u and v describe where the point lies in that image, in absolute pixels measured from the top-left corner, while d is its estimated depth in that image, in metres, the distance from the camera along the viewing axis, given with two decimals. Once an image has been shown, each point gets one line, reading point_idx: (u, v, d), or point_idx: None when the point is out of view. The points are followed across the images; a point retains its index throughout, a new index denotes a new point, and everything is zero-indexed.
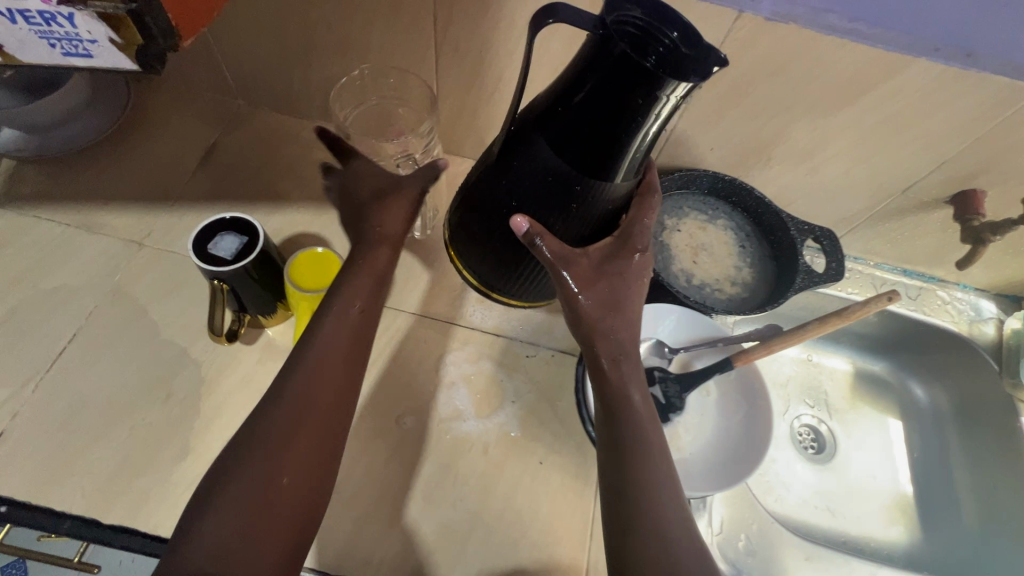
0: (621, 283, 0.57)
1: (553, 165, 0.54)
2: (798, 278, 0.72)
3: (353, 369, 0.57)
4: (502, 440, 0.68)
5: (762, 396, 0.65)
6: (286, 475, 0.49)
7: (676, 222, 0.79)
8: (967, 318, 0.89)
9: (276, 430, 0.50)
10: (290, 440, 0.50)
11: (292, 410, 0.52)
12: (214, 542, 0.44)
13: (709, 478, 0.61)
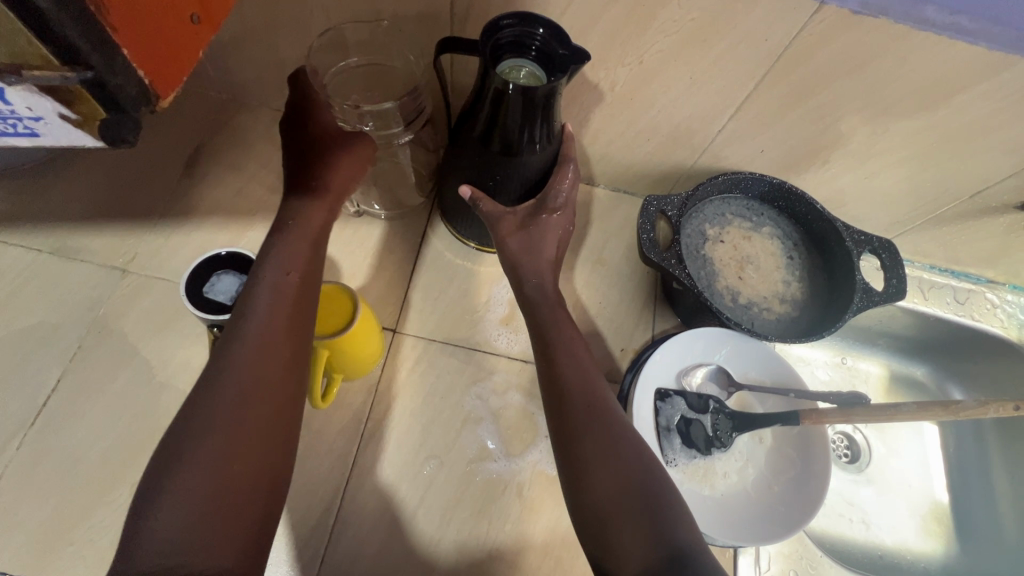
0: (540, 232, 0.62)
1: (472, 161, 0.58)
2: (855, 297, 0.65)
3: (301, 338, 0.49)
4: (536, 480, 0.63)
5: (822, 458, 0.59)
6: (236, 471, 0.41)
7: (718, 232, 0.72)
8: (1018, 323, 0.84)
9: (211, 421, 0.43)
10: (230, 430, 0.43)
11: (224, 395, 0.44)
12: (158, 551, 0.37)
13: (751, 528, 0.57)
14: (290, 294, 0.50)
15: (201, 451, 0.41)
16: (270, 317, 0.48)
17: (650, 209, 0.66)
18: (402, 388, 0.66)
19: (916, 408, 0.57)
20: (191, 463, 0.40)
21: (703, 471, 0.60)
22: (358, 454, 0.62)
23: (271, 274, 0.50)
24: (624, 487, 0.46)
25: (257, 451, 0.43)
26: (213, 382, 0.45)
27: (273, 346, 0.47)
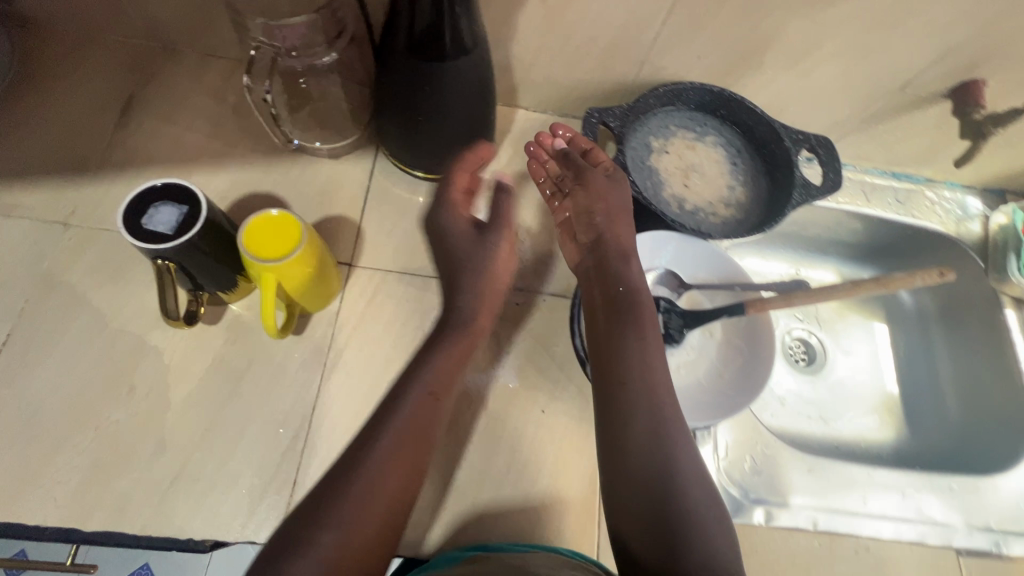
0: (618, 210, 0.62)
1: (403, 73, 0.59)
2: (793, 194, 0.68)
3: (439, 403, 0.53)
4: (500, 393, 0.65)
5: (767, 344, 0.62)
6: (373, 545, 0.45)
7: (663, 143, 0.73)
8: (955, 217, 0.87)
9: (365, 502, 0.45)
10: (375, 507, 0.46)
11: (373, 475, 0.47)
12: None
13: (702, 410, 0.60)
14: (427, 385, 0.53)
15: (341, 527, 0.44)
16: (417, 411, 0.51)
17: (592, 121, 0.68)
18: (363, 317, 0.67)
19: (849, 286, 0.60)
20: (328, 539, 0.43)
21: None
22: (323, 382, 0.63)
23: (435, 348, 0.56)
24: (652, 479, 0.51)
25: (389, 529, 0.47)
26: (361, 466, 0.47)
27: (409, 441, 0.49)
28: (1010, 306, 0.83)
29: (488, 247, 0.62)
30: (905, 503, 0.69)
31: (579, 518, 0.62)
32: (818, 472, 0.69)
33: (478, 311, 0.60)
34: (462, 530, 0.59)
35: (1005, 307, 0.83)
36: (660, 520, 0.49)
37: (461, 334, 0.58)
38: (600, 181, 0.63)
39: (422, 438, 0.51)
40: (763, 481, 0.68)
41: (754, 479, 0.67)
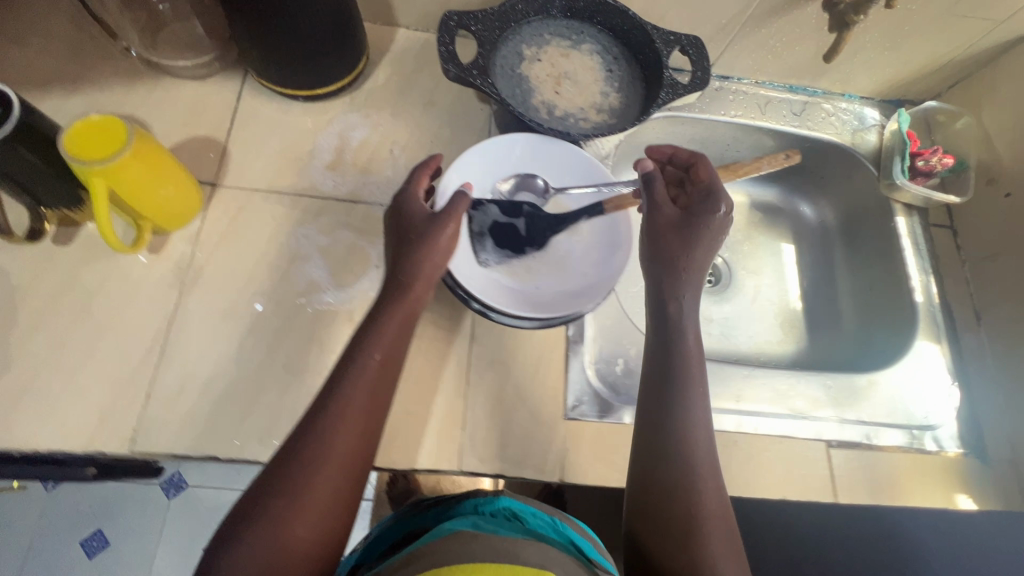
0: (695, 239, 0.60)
1: None
2: (661, 93, 0.67)
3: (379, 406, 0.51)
4: (366, 305, 0.65)
5: (626, 240, 0.63)
6: (317, 516, 0.45)
7: (536, 52, 0.71)
8: (850, 127, 0.87)
9: (311, 467, 0.46)
10: (323, 473, 0.46)
11: (317, 440, 0.47)
12: None
13: (555, 306, 0.61)
14: (368, 382, 0.51)
15: (287, 494, 0.45)
16: (365, 378, 0.51)
17: (452, 23, 0.64)
18: (225, 236, 0.66)
19: (699, 174, 0.59)
20: (273, 512, 0.44)
21: (518, 269, 0.64)
22: (180, 298, 0.62)
23: (377, 328, 0.54)
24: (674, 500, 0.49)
25: (348, 494, 0.47)
26: (308, 430, 0.48)
27: (353, 411, 0.49)
28: (901, 213, 0.82)
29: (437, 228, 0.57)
30: (779, 399, 0.71)
31: (444, 425, 0.61)
32: None
33: (417, 276, 0.56)
34: None
35: (895, 216, 0.83)
36: (668, 523, 0.49)
37: (399, 295, 0.55)
38: (674, 215, 0.60)
39: (372, 410, 0.50)
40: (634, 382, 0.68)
41: (626, 380, 0.68)
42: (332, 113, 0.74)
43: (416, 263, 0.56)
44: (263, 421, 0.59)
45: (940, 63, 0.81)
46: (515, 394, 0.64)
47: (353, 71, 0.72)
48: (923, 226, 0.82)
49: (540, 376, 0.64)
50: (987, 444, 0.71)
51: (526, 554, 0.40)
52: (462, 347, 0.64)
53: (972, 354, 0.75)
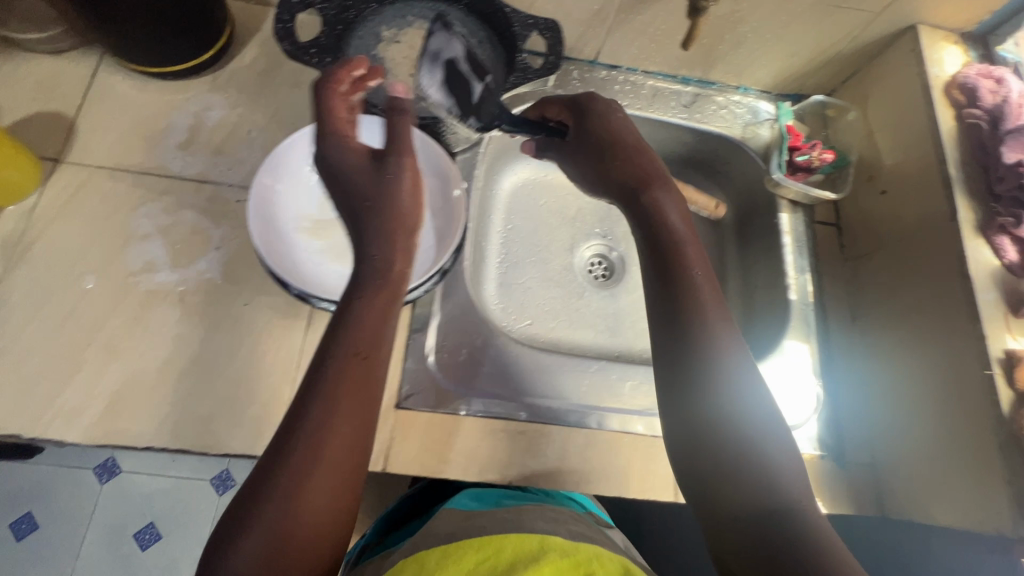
0: (681, 255, 0.55)
1: None
2: (511, 77, 0.66)
3: (371, 390, 0.46)
4: (201, 286, 0.64)
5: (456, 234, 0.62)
6: (327, 506, 0.42)
7: (396, 33, 0.70)
8: (741, 122, 0.85)
9: (299, 487, 0.41)
10: (305, 490, 0.41)
11: (306, 449, 0.42)
12: None
13: None
14: (353, 374, 0.45)
15: (273, 521, 0.40)
16: (346, 385, 0.45)
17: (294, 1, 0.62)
18: (61, 213, 0.64)
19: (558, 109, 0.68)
20: (271, 506, 0.40)
21: (343, 249, 0.61)
22: (5, 275, 0.61)
23: (354, 328, 0.47)
24: (753, 481, 0.45)
25: (349, 490, 0.44)
26: (282, 453, 0.42)
27: (340, 400, 0.44)
28: (786, 210, 0.80)
29: (385, 178, 0.53)
30: (634, 395, 0.69)
31: (265, 409, 0.60)
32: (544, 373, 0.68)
33: (391, 258, 0.51)
34: (135, 417, 0.58)
35: (780, 212, 0.80)
36: (746, 510, 0.44)
37: (373, 280, 0.50)
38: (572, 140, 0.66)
39: (360, 413, 0.45)
40: (478, 371, 0.67)
41: (467, 371, 0.66)
42: (191, 92, 0.72)
43: (403, 218, 0.52)
44: (77, 401, 0.58)
45: (827, 55, 0.79)
46: None
47: (208, 50, 0.71)
48: (806, 222, 0.80)
49: None
50: (845, 446, 0.69)
51: (530, 519, 0.51)
52: (297, 333, 0.64)
53: (840, 355, 0.73)
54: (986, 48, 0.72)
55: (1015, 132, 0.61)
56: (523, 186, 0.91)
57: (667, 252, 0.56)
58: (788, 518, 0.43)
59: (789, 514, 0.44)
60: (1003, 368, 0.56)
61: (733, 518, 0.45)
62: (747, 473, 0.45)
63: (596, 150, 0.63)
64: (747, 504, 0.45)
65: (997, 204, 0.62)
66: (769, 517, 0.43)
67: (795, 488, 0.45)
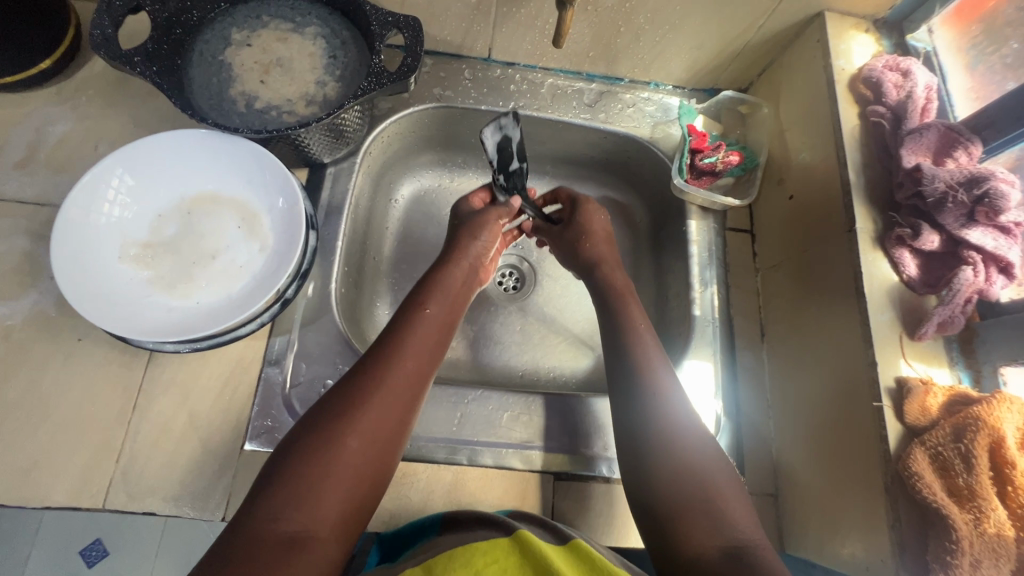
0: (626, 313, 0.62)
1: None
2: (365, 82, 0.60)
3: (440, 342, 0.58)
4: (30, 321, 0.58)
5: (292, 257, 0.55)
6: (371, 435, 0.48)
7: (247, 36, 0.63)
8: (650, 120, 0.78)
9: (351, 431, 0.47)
10: (370, 440, 0.47)
11: (369, 379, 0.51)
12: (289, 502, 0.42)
13: (198, 325, 0.52)
14: (428, 326, 0.57)
15: (314, 477, 0.44)
16: (424, 343, 0.56)
17: (117, 3, 0.56)
18: None
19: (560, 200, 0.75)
20: (328, 430, 0.46)
21: (171, 280, 0.55)
22: None
23: (414, 314, 0.58)
24: (704, 487, 0.47)
25: (396, 425, 0.50)
26: (357, 405, 0.48)
27: (421, 344, 0.56)
28: (695, 216, 0.74)
29: (478, 231, 0.67)
30: (512, 428, 0.63)
31: (96, 454, 0.55)
32: None
33: (465, 254, 0.66)
34: None
35: (689, 219, 0.74)
36: (716, 517, 0.46)
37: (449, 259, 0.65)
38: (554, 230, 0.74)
39: (420, 376, 0.53)
40: None
41: None
42: (31, 104, 0.66)
43: (469, 249, 0.66)
44: None
45: (735, 47, 0.72)
46: (189, 420, 0.58)
47: (51, 56, 0.64)
48: (718, 230, 0.74)
49: (220, 400, 0.58)
50: (747, 477, 0.63)
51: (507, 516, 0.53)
52: (137, 369, 0.58)
53: (746, 377, 0.68)
54: (900, 37, 0.65)
55: (916, 133, 0.55)
56: (424, 194, 0.83)
57: (617, 314, 0.62)
58: (748, 546, 0.44)
59: (742, 552, 0.43)
60: (892, 400, 0.51)
61: (697, 553, 0.44)
62: (704, 477, 0.48)
63: (567, 232, 0.72)
64: (712, 534, 0.45)
65: (897, 213, 0.56)
66: (729, 550, 0.43)
67: (738, 507, 0.47)
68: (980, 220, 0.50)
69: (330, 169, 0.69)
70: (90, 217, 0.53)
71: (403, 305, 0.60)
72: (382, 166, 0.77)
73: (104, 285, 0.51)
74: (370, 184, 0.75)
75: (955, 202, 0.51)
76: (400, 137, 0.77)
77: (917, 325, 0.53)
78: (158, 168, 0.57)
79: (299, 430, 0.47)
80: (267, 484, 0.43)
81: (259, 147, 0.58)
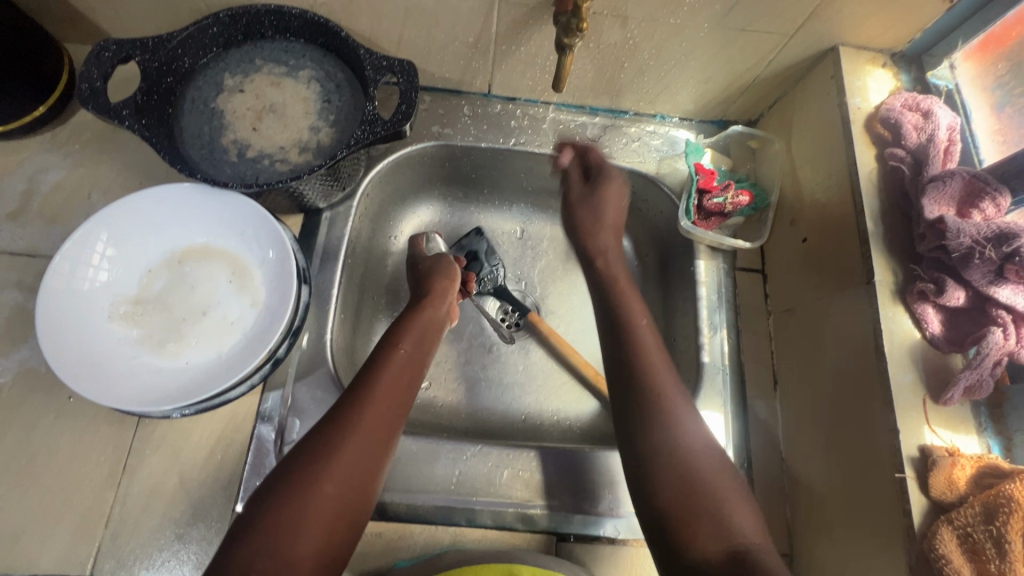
0: (627, 318, 0.62)
1: None
2: (357, 131, 0.58)
3: (412, 379, 0.56)
4: (19, 378, 0.57)
5: (283, 316, 0.53)
6: (346, 480, 0.47)
7: (239, 81, 0.62)
8: (656, 155, 0.75)
9: (325, 479, 0.46)
10: (344, 485, 0.47)
11: (341, 419, 0.50)
12: (263, 554, 0.42)
13: (187, 389, 0.50)
14: (401, 363, 0.56)
15: (289, 521, 0.43)
16: (399, 378, 0.55)
17: (107, 54, 0.55)
18: None
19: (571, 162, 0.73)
20: (301, 478, 0.46)
21: (159, 339, 0.54)
22: None
23: (390, 350, 0.57)
24: (707, 494, 0.48)
25: (371, 465, 0.49)
26: (328, 448, 0.48)
27: (394, 381, 0.54)
28: (703, 256, 0.71)
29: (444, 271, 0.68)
30: (513, 486, 0.60)
31: (86, 518, 0.54)
32: (411, 462, 0.60)
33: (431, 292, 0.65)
34: None
35: (697, 259, 0.71)
36: (718, 521, 0.47)
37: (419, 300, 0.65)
38: (579, 190, 0.73)
39: (395, 410, 0.53)
40: None
41: None
42: (25, 153, 0.65)
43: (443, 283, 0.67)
44: None
45: (744, 81, 0.69)
46: (179, 482, 0.56)
47: (45, 103, 0.64)
48: (728, 270, 0.71)
49: (211, 460, 0.57)
50: None
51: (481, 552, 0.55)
52: (127, 427, 0.57)
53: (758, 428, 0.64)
54: (920, 72, 0.62)
55: (938, 181, 0.52)
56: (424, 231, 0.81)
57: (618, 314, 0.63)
58: (750, 549, 0.46)
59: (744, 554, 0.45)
60: (916, 470, 0.47)
61: (699, 558, 0.46)
62: (706, 474, 0.50)
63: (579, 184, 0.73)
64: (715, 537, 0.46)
65: (918, 266, 0.53)
66: (731, 552, 0.45)
67: (743, 513, 0.48)
68: (1010, 278, 0.47)
69: (325, 215, 0.67)
70: (74, 282, 0.52)
71: (380, 340, 0.59)
72: (381, 205, 0.75)
73: (88, 351, 0.50)
74: (369, 224, 0.73)
75: (982, 258, 0.48)
76: (399, 176, 0.75)
77: (942, 387, 0.50)
78: (149, 223, 0.56)
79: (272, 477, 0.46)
80: (240, 534, 0.43)
81: (250, 198, 0.56)
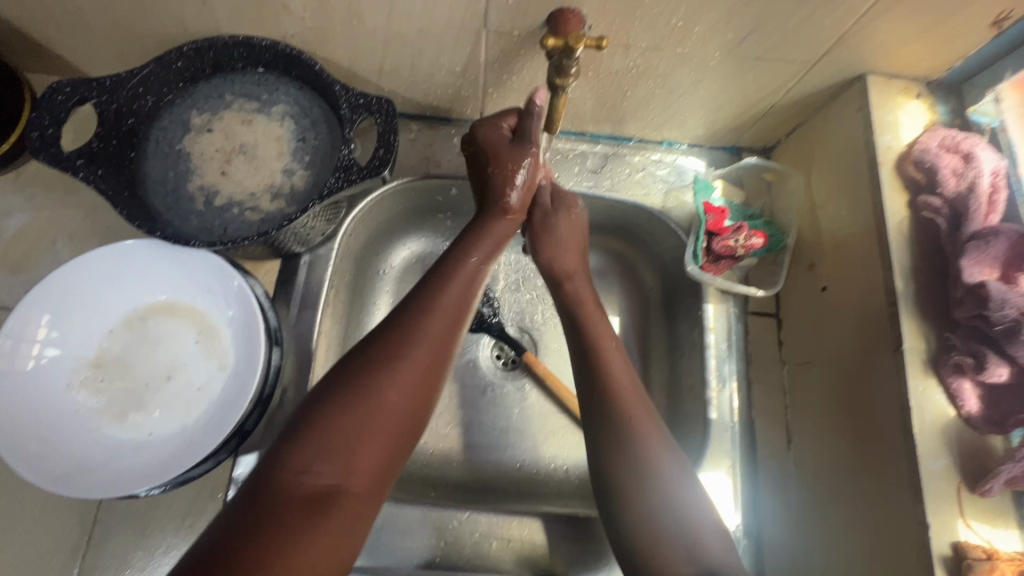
0: (600, 353, 0.54)
1: None
2: (331, 178, 0.53)
3: (475, 297, 0.51)
4: None
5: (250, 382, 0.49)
6: (411, 388, 0.42)
7: (207, 119, 0.57)
8: (661, 187, 0.69)
9: (391, 383, 0.41)
10: (408, 394, 0.42)
11: (403, 325, 0.44)
12: (321, 460, 0.37)
13: (149, 467, 0.47)
14: (464, 277, 0.50)
15: (354, 425, 0.39)
16: (466, 292, 0.49)
17: (60, 96, 0.51)
18: None
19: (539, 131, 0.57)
20: (360, 379, 0.41)
21: (121, 410, 0.50)
22: None
23: (458, 261, 0.51)
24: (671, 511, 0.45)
25: (436, 376, 0.44)
26: (389, 353, 0.43)
27: (461, 288, 0.49)
28: (713, 299, 0.65)
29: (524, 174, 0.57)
30: (503, 556, 0.57)
31: None
32: (392, 530, 0.57)
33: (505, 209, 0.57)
34: None
35: (705, 302, 0.65)
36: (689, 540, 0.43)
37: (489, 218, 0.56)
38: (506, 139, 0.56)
39: (459, 326, 0.47)
40: None
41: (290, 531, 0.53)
42: None
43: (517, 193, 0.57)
44: None
45: (759, 109, 0.62)
46: (147, 555, 0.53)
47: (5, 142, 0.59)
48: (739, 315, 0.65)
49: (179, 530, 0.53)
50: None
51: None
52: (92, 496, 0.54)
53: (768, 489, 0.59)
54: (958, 103, 0.56)
55: (980, 239, 0.46)
56: (414, 266, 0.76)
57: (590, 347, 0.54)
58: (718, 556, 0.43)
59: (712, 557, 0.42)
60: (948, 572, 0.42)
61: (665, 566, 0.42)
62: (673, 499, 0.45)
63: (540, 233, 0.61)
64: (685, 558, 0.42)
65: (954, 334, 0.47)
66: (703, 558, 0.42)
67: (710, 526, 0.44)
68: None
69: (304, 258, 0.63)
70: (19, 359, 0.48)
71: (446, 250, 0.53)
72: (363, 242, 0.70)
73: (44, 434, 0.47)
74: (351, 266, 0.69)
75: None
76: (382, 211, 0.70)
77: (979, 475, 0.45)
78: (107, 285, 0.52)
79: (329, 379, 0.42)
80: (293, 438, 0.38)
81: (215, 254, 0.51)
